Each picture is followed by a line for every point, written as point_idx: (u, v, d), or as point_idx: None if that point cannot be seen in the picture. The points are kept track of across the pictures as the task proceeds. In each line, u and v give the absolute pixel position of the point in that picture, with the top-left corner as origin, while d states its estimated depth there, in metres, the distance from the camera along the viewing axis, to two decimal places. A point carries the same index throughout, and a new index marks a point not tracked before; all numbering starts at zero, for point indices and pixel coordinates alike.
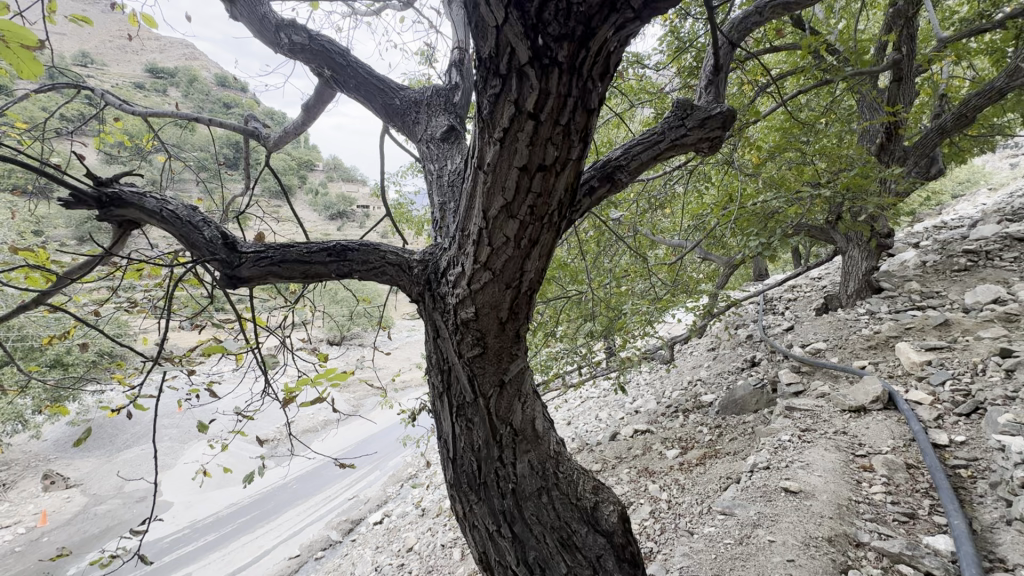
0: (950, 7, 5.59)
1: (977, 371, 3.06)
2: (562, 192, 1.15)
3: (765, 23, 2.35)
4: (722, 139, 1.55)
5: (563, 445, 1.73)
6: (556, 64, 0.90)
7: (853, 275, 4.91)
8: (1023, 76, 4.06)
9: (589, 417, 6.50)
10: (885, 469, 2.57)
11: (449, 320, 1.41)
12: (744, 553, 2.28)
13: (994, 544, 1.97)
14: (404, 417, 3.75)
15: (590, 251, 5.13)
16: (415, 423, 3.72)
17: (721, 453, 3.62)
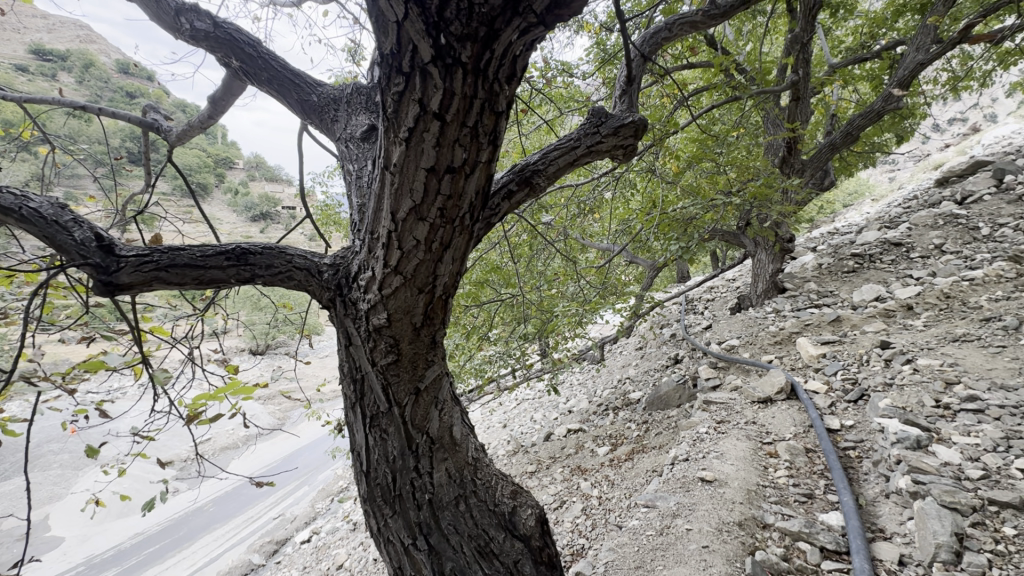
0: (839, 36, 6.25)
1: (863, 361, 3.43)
2: (472, 195, 1.15)
3: (675, 38, 2.49)
4: (635, 147, 1.61)
5: (482, 451, 1.71)
6: (461, 65, 0.90)
7: (762, 276, 5.34)
8: (896, 101, 4.67)
9: (524, 419, 6.55)
10: (788, 454, 2.80)
11: (360, 326, 1.36)
12: (664, 543, 2.38)
13: (876, 516, 2.20)
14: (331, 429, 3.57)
15: (523, 255, 5.18)
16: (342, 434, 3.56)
17: (647, 447, 3.78)
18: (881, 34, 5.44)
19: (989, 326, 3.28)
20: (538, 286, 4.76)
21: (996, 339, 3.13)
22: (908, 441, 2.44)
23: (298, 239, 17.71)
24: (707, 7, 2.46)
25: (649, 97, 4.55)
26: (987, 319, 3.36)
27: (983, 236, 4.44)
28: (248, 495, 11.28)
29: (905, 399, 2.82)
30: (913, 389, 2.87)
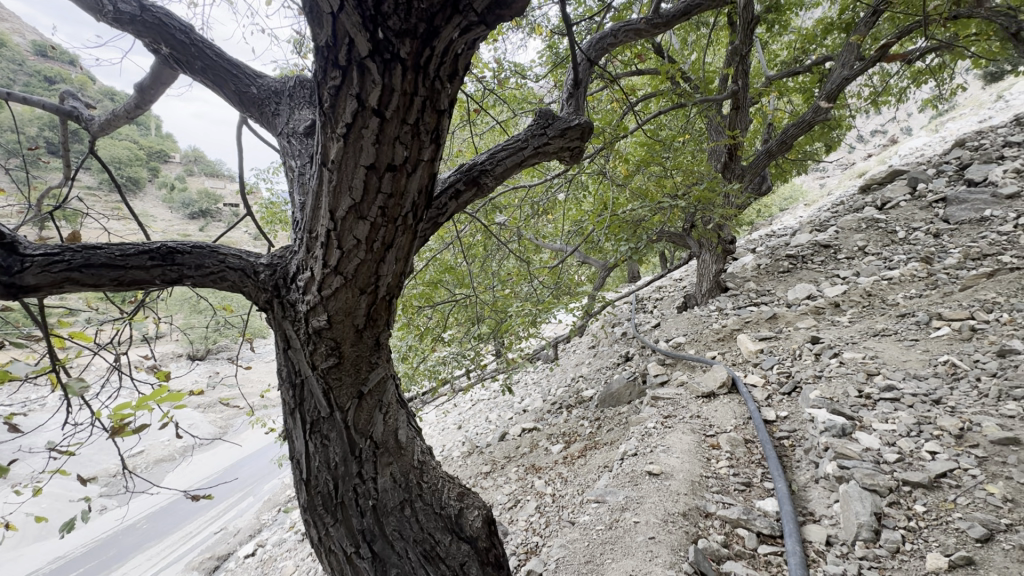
0: (775, 50, 6.63)
1: (796, 355, 3.65)
2: (415, 194, 1.14)
3: (620, 44, 2.55)
4: (581, 149, 1.65)
5: (429, 454, 1.69)
6: (400, 62, 0.89)
7: (706, 276, 5.56)
8: (824, 112, 5.01)
9: (479, 419, 6.53)
10: (729, 445, 2.94)
11: (300, 329, 1.32)
12: (612, 537, 2.44)
13: (806, 500, 2.35)
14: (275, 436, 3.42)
15: (476, 256, 5.15)
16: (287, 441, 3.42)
17: (598, 443, 3.86)
18: (811, 50, 5.82)
19: (904, 321, 3.58)
20: (492, 286, 4.75)
21: (910, 333, 3.42)
22: (834, 429, 2.63)
23: (241, 238, 16.86)
24: (650, 17, 2.59)
25: (600, 101, 4.65)
26: (902, 315, 3.66)
27: (900, 239, 4.84)
28: (185, 510, 10.61)
29: (832, 390, 3.03)
30: (839, 380, 3.09)
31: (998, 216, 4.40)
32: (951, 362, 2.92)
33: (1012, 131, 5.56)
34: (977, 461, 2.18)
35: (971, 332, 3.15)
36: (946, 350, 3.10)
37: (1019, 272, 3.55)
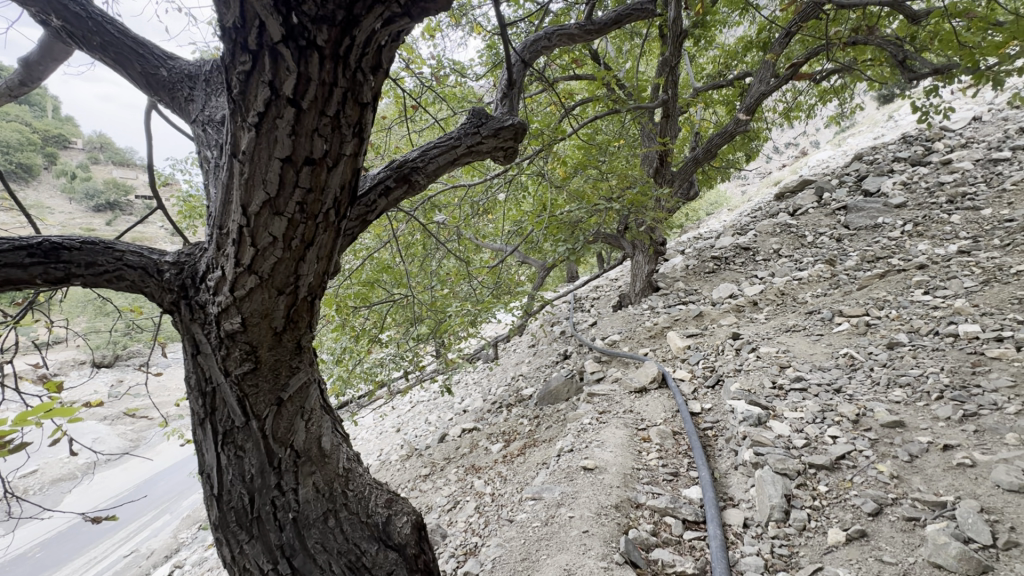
0: (701, 63, 7.03)
1: (719, 351, 3.89)
2: (337, 190, 1.09)
3: (554, 48, 2.59)
4: (515, 150, 1.66)
5: (355, 461, 1.63)
6: (317, 49, 0.85)
7: (639, 276, 5.79)
8: (744, 124, 5.38)
9: (418, 421, 6.41)
10: (658, 438, 3.07)
11: (211, 333, 1.23)
12: (548, 533, 2.48)
13: (726, 486, 2.51)
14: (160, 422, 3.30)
15: (414, 255, 5.05)
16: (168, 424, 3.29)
17: (537, 441, 3.90)
18: (733, 65, 6.23)
19: (811, 317, 3.92)
20: (430, 286, 4.67)
21: (816, 328, 3.75)
22: (750, 419, 2.82)
23: (154, 233, 15.48)
24: (583, 23, 2.65)
25: (539, 104, 4.72)
26: (810, 312, 4.01)
27: (809, 243, 5.30)
28: (88, 534, 9.60)
29: (750, 383, 3.25)
30: (756, 373, 3.33)
31: (889, 224, 4.93)
32: (850, 354, 3.23)
33: (900, 148, 6.25)
34: (870, 443, 2.42)
35: (866, 327, 3.51)
36: (846, 343, 3.43)
37: (905, 273, 4.00)
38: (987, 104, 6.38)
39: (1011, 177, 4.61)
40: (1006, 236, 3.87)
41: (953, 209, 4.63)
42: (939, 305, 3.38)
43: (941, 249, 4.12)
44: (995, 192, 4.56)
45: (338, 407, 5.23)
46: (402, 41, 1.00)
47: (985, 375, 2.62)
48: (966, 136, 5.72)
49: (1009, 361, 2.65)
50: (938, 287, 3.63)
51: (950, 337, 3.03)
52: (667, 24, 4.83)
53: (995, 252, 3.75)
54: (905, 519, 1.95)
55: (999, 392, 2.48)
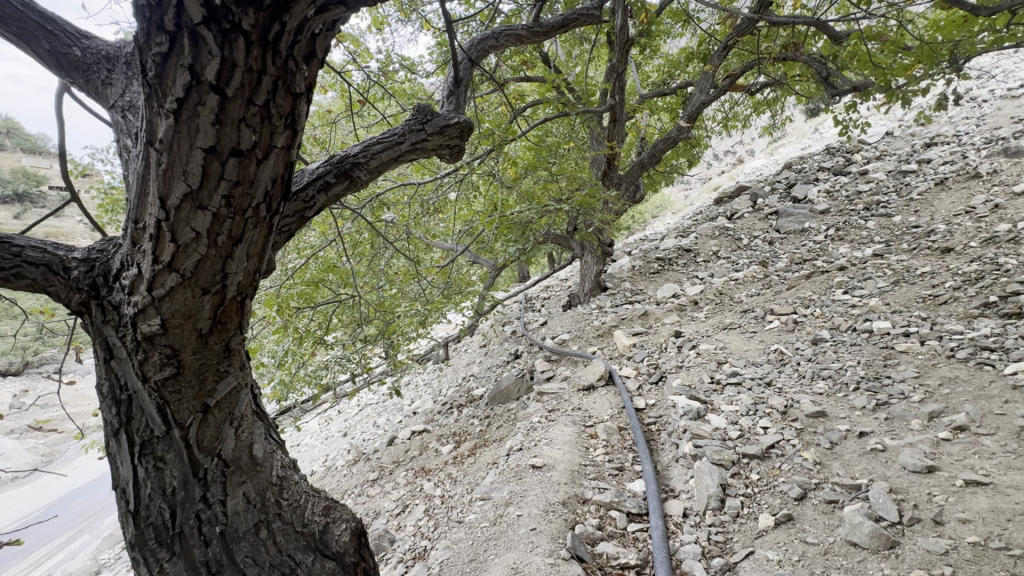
0: (647, 71, 7.29)
1: (663, 348, 4.05)
2: (268, 184, 1.05)
3: (501, 47, 2.58)
4: (461, 148, 1.66)
5: (290, 469, 1.56)
6: (243, 34, 0.84)
7: (588, 276, 5.91)
8: (686, 131, 5.63)
9: (366, 424, 6.23)
10: (605, 434, 3.15)
11: (126, 336, 1.14)
12: (496, 533, 2.47)
13: (668, 478, 2.62)
14: (76, 434, 2.96)
15: (362, 254, 4.91)
16: (85, 435, 2.97)
17: (487, 441, 3.89)
18: (676, 75, 6.50)
19: (746, 316, 4.16)
20: (378, 285, 4.56)
21: (750, 326, 3.98)
22: (690, 413, 2.95)
23: (71, 228, 14.18)
24: (531, 26, 2.68)
25: (489, 104, 4.71)
26: (745, 311, 4.25)
27: (744, 245, 5.62)
28: None
29: (690, 378, 3.41)
30: (696, 369, 3.49)
31: (814, 228, 5.31)
32: (780, 349, 3.45)
33: (824, 158, 6.74)
34: (796, 432, 2.60)
35: (794, 324, 3.76)
36: (776, 340, 3.66)
37: (828, 274, 4.32)
38: (897, 120, 7.02)
39: (917, 187, 5.10)
40: (912, 241, 4.27)
41: (868, 216, 5.06)
42: (856, 304, 3.68)
43: (859, 252, 4.49)
44: (904, 201, 5.02)
45: (280, 412, 4.99)
46: (335, 30, 1.00)
47: (895, 367, 2.88)
48: (880, 149, 6.26)
49: (915, 354, 2.92)
50: (856, 287, 3.95)
51: (866, 333, 3.30)
52: (614, 32, 4.98)
53: (904, 256, 4.13)
54: (826, 502, 2.11)
55: (905, 382, 2.73)
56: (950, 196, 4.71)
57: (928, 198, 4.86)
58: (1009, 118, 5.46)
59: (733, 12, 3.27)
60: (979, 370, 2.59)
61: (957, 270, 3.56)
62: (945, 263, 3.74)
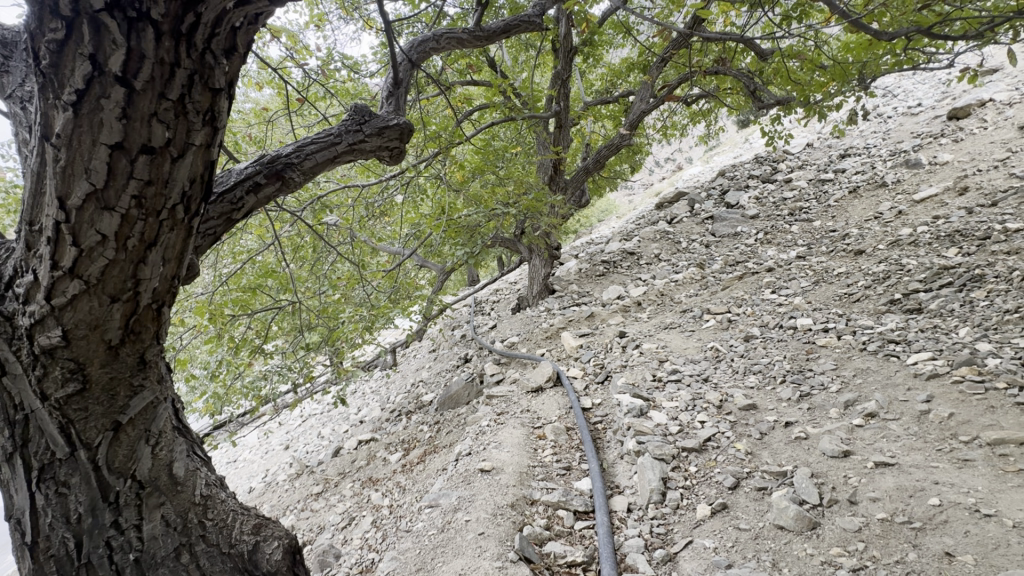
0: (591, 79, 7.49)
1: (608, 349, 4.16)
2: (185, 184, 1.02)
3: (442, 50, 2.56)
4: (401, 150, 1.65)
5: (216, 487, 1.46)
6: (152, 23, 0.83)
7: (536, 279, 5.98)
8: (628, 138, 5.84)
9: (310, 436, 5.97)
10: (553, 435, 3.19)
11: (21, 351, 1.05)
12: (444, 540, 2.44)
13: (613, 475, 2.68)
14: None
15: (302, 259, 4.71)
16: None
17: (437, 447, 3.83)
18: (618, 84, 6.73)
19: (685, 315, 4.36)
20: (320, 291, 4.39)
21: (689, 325, 4.17)
22: (634, 411, 3.04)
23: None
24: (473, 29, 2.68)
25: (435, 106, 4.67)
26: (684, 311, 4.46)
27: (683, 248, 5.88)
28: None
29: (634, 377, 3.52)
30: (639, 368, 3.62)
31: (746, 232, 5.65)
32: (716, 347, 3.64)
33: (754, 166, 7.20)
34: (730, 425, 2.74)
35: (728, 323, 3.98)
36: (712, 337, 3.86)
37: (758, 275, 4.61)
38: (817, 133, 7.62)
39: (834, 195, 5.55)
40: (830, 244, 4.64)
41: (793, 221, 5.44)
42: (783, 303, 3.95)
43: (785, 255, 4.82)
44: (823, 207, 5.45)
45: (215, 427, 4.69)
46: (256, 25, 1.00)
47: (816, 360, 3.11)
48: (802, 159, 6.77)
49: (833, 348, 3.17)
50: (782, 287, 4.24)
51: (791, 329, 3.55)
52: (558, 40, 5.09)
53: (823, 257, 4.48)
54: (756, 489, 2.24)
55: (825, 374, 2.95)
56: (861, 203, 5.16)
57: (843, 205, 5.30)
58: (909, 133, 6.07)
59: (667, 27, 3.43)
60: (887, 361, 2.85)
61: (868, 270, 3.90)
62: (858, 264, 4.09)
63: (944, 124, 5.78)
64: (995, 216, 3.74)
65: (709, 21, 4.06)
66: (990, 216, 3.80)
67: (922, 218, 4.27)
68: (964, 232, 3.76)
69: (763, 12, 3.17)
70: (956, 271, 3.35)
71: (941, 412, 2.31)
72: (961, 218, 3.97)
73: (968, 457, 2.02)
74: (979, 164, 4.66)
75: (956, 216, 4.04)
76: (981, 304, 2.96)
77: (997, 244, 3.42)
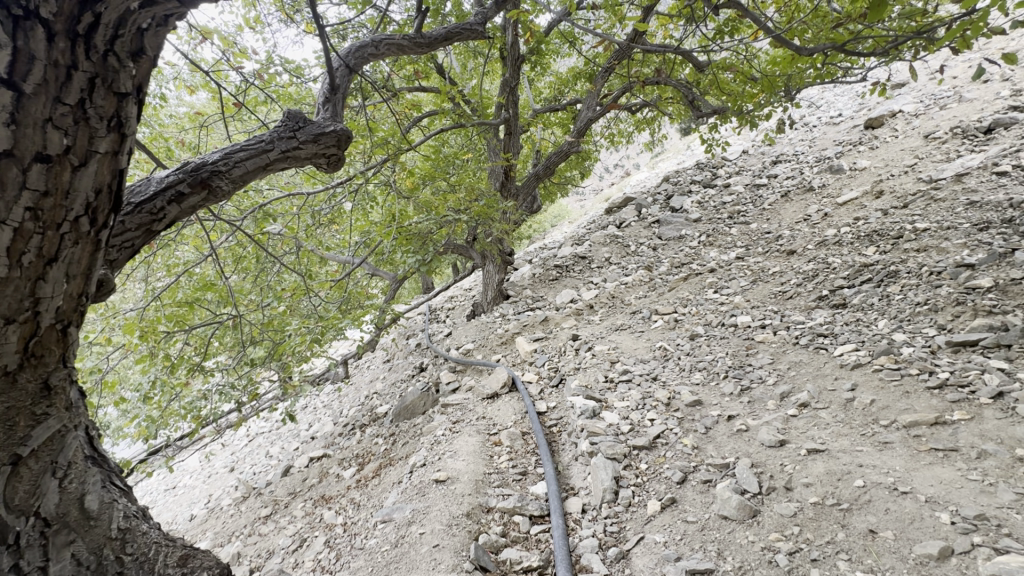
0: (539, 86, 7.61)
1: (562, 352, 4.22)
2: (91, 194, 1.05)
3: (381, 56, 2.52)
4: (338, 157, 1.72)
5: (138, 520, 1.38)
6: (42, 23, 0.88)
7: (490, 285, 5.97)
8: (576, 145, 5.97)
9: (257, 456, 5.67)
10: (509, 440, 3.19)
11: None
12: (397, 555, 2.38)
13: (567, 477, 2.71)
14: None
15: (244, 271, 4.50)
16: None
17: (392, 459, 3.73)
18: (565, 92, 6.88)
19: (635, 317, 4.49)
20: (264, 303, 4.21)
21: (638, 326, 4.30)
22: (587, 412, 3.09)
23: None
24: (414, 36, 2.66)
25: (381, 112, 4.60)
26: (634, 312, 4.59)
27: (632, 252, 6.06)
28: None
29: (587, 378, 3.59)
30: (592, 370, 3.69)
31: (690, 235, 5.90)
32: (664, 347, 3.76)
33: (695, 172, 7.54)
34: (678, 421, 2.84)
35: (675, 323, 4.13)
36: (660, 337, 3.99)
37: (702, 276, 4.82)
38: (751, 141, 8.09)
39: (768, 199, 5.89)
40: (766, 245, 4.92)
41: (732, 224, 5.73)
42: (724, 302, 4.14)
43: (726, 256, 5.06)
44: (758, 210, 5.77)
45: (148, 452, 4.37)
46: (164, 27, 1.06)
47: (755, 356, 3.28)
48: (739, 166, 7.16)
49: (770, 343, 3.35)
50: (724, 286, 4.45)
51: (732, 326, 3.73)
52: (505, 48, 5.14)
53: (760, 258, 4.74)
54: (702, 482, 2.33)
55: (763, 368, 3.12)
56: (793, 206, 5.50)
57: (776, 208, 5.64)
58: (831, 141, 6.54)
59: (610, 39, 3.53)
60: (817, 353, 3.05)
61: (799, 269, 4.17)
62: (790, 263, 4.36)
63: (862, 133, 6.27)
64: (907, 217, 4.09)
65: (649, 33, 4.22)
66: (903, 216, 4.15)
67: (845, 220, 4.61)
68: (881, 232, 4.08)
69: (697, 26, 3.32)
70: (875, 268, 3.64)
71: (865, 399, 2.49)
72: (878, 218, 4.31)
73: (887, 439, 2.19)
74: (892, 169, 5.08)
75: (874, 217, 4.38)
76: (896, 298, 3.22)
77: (908, 242, 3.74)
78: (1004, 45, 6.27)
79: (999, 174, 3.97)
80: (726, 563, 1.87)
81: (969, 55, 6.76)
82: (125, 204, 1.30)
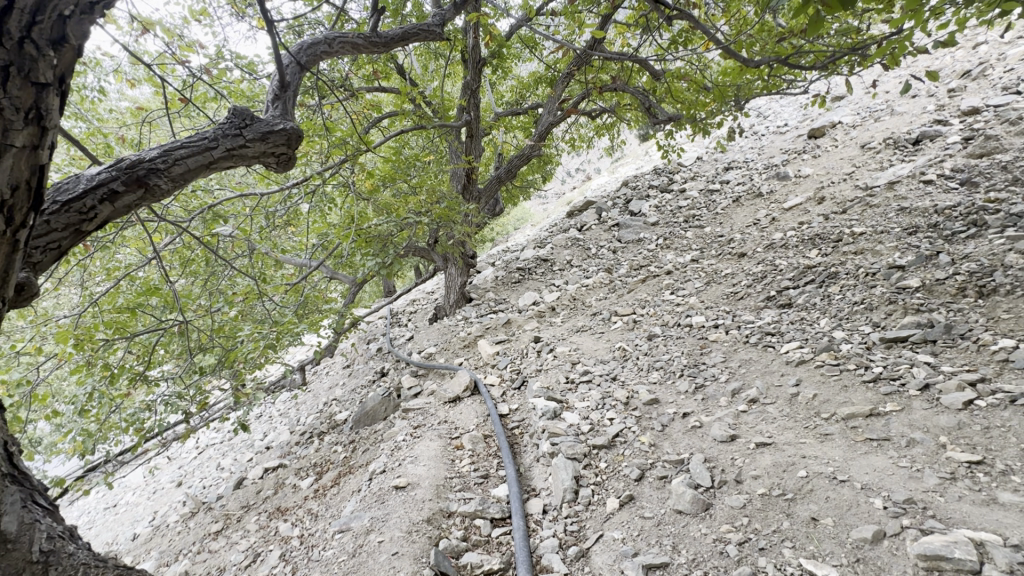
0: (500, 90, 7.64)
1: (524, 354, 4.24)
2: (5, 191, 0.98)
3: (334, 54, 2.46)
4: (287, 156, 1.69)
5: (66, 542, 1.29)
6: None
7: (452, 288, 5.93)
8: (537, 149, 6.03)
9: (207, 469, 5.40)
10: (470, 444, 3.17)
11: None
12: (355, 565, 2.32)
13: (529, 479, 2.72)
14: None
15: (192, 275, 4.28)
16: None
17: (352, 467, 3.63)
18: (527, 96, 6.94)
19: (595, 318, 4.57)
20: (214, 308, 4.02)
21: (598, 327, 4.38)
22: (548, 413, 3.12)
23: None
24: (369, 35, 2.62)
25: (339, 111, 4.50)
26: (594, 314, 4.67)
27: (593, 254, 6.17)
28: None
29: (549, 380, 3.62)
30: (553, 371, 3.72)
31: (648, 238, 6.06)
32: (623, 347, 3.84)
33: (653, 176, 7.76)
34: (636, 420, 2.91)
35: (634, 323, 4.23)
36: (620, 338, 4.07)
37: (659, 278, 4.96)
38: (704, 147, 8.40)
39: (720, 204, 6.13)
40: (719, 248, 5.11)
41: (688, 227, 5.93)
42: (680, 303, 4.28)
43: (682, 258, 5.23)
44: (712, 215, 6.00)
45: (85, 469, 4.08)
46: (87, 15, 1.05)
47: (708, 354, 3.41)
48: (694, 171, 7.42)
49: (722, 342, 3.49)
50: (680, 288, 4.59)
51: (688, 326, 3.85)
52: (466, 51, 5.14)
53: (713, 260, 4.92)
54: (658, 478, 2.39)
55: (716, 366, 3.24)
56: (743, 210, 5.75)
57: (728, 213, 5.88)
58: (778, 149, 6.88)
59: (569, 46, 3.58)
60: (765, 351, 3.19)
61: (750, 270, 4.36)
62: (741, 265, 4.55)
63: (805, 142, 6.64)
64: (846, 222, 4.35)
65: (607, 41, 4.31)
66: (842, 221, 4.42)
67: (790, 224, 4.85)
68: (823, 235, 4.32)
69: (653, 35, 3.41)
70: (817, 270, 3.84)
71: (808, 393, 2.63)
72: (820, 223, 4.57)
73: (828, 431, 2.32)
74: (832, 177, 5.39)
75: (817, 221, 4.63)
76: (836, 297, 3.42)
77: (847, 246, 3.98)
78: (928, 64, 6.80)
79: (925, 182, 4.28)
80: (680, 556, 1.93)
81: (898, 72, 7.28)
82: (49, 203, 1.22)
